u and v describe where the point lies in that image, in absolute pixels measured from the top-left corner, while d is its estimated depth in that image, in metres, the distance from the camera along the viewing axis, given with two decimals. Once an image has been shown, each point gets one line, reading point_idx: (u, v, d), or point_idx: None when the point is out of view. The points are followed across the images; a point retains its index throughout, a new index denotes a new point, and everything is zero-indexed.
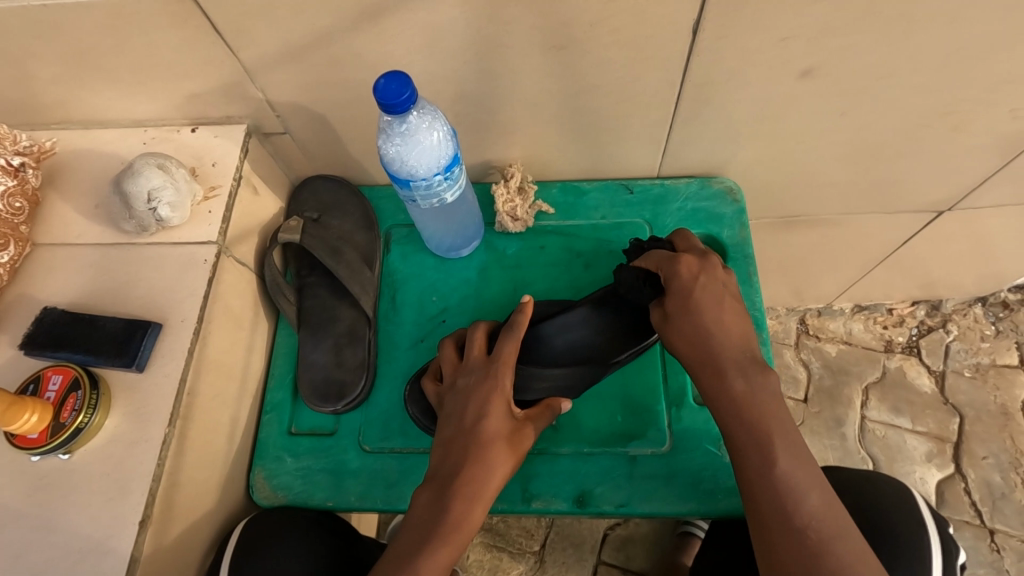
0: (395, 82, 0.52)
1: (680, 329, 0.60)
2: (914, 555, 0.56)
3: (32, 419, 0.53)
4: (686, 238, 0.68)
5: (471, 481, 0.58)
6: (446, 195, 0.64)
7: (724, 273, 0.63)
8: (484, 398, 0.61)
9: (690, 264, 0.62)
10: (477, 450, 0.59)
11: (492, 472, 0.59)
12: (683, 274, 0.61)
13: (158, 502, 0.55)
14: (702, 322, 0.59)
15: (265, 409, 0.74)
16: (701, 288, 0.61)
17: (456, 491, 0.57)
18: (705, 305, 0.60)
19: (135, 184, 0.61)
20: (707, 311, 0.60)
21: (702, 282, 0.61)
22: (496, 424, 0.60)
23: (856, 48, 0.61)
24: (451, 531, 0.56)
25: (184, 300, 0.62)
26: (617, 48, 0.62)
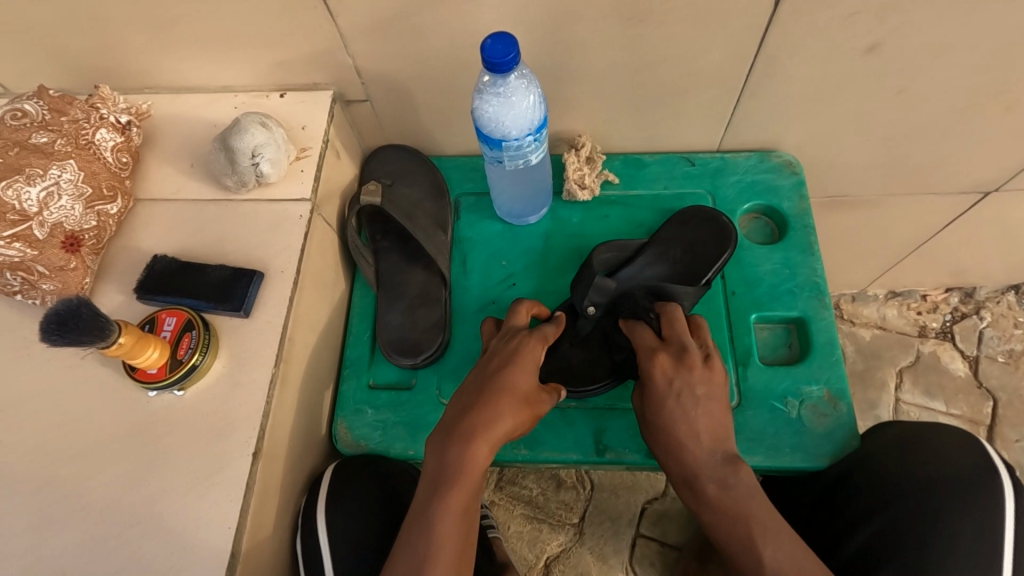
0: (501, 43, 0.55)
1: (657, 434, 0.63)
2: (983, 504, 0.60)
3: (153, 354, 0.57)
4: (673, 321, 0.67)
5: (480, 425, 0.58)
6: (531, 156, 0.67)
7: (705, 371, 0.63)
8: (510, 352, 0.63)
9: (664, 366, 0.64)
10: (490, 396, 0.59)
11: (503, 418, 0.59)
12: (659, 379, 0.63)
13: (266, 437, 0.59)
14: (673, 432, 0.62)
15: (344, 364, 0.77)
16: (674, 397, 0.62)
17: (460, 433, 0.58)
18: (677, 417, 0.62)
19: (240, 140, 0.65)
20: (677, 424, 0.62)
21: (680, 389, 0.63)
22: (517, 375, 0.61)
23: (928, 24, 0.64)
24: (460, 471, 0.57)
25: (283, 253, 0.65)
26: (696, 21, 0.65)
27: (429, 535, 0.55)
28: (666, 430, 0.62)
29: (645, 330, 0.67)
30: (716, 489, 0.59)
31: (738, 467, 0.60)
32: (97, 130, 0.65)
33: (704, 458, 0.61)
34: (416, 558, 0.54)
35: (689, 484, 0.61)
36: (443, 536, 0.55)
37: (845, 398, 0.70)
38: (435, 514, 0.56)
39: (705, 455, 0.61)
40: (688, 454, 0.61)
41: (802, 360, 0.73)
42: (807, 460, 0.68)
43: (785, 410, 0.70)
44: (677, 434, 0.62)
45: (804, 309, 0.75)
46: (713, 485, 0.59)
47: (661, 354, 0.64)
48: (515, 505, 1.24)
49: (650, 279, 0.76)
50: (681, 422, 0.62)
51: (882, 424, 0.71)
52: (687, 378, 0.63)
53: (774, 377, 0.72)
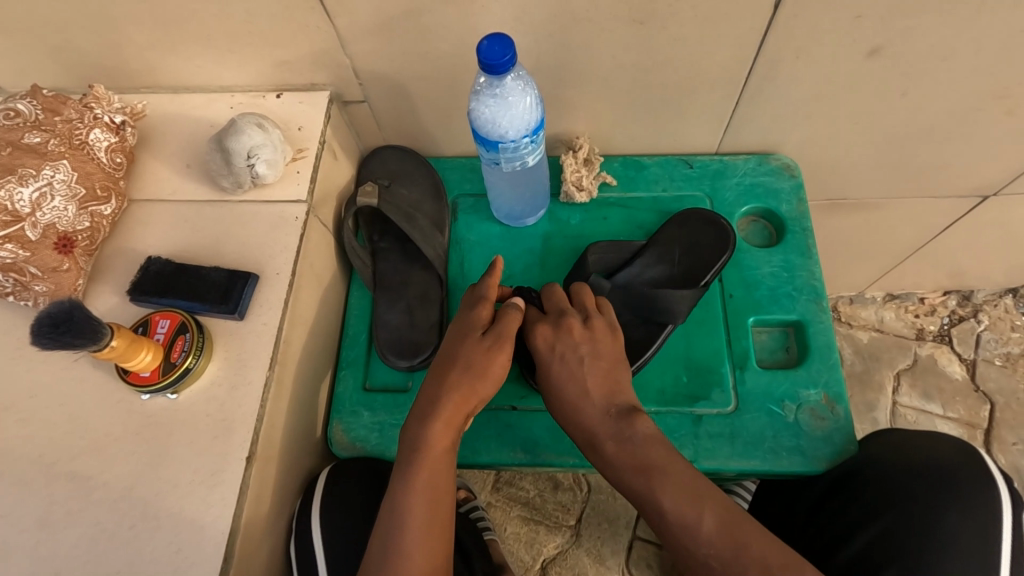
0: (499, 45, 0.55)
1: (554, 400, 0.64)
2: (980, 508, 0.60)
3: (146, 358, 0.56)
4: (550, 295, 0.69)
5: (433, 403, 0.59)
6: (528, 158, 0.67)
7: (583, 331, 0.65)
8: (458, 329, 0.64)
9: (545, 333, 0.65)
10: (437, 377, 0.61)
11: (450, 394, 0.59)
12: (539, 346, 0.65)
13: (260, 441, 0.58)
14: (565, 394, 0.63)
15: (340, 366, 0.76)
16: (558, 359, 0.64)
17: (420, 415, 0.59)
18: (559, 374, 0.63)
19: (236, 141, 0.64)
20: (563, 387, 0.63)
21: (560, 351, 0.64)
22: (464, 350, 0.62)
23: (930, 26, 0.63)
24: (421, 451, 0.57)
25: (279, 254, 0.65)
26: (698, 21, 0.64)
27: (395, 515, 0.55)
28: (561, 397, 0.63)
29: (528, 308, 0.69)
30: (613, 446, 0.59)
31: (633, 419, 0.60)
32: (91, 130, 0.65)
33: (595, 415, 0.61)
34: (386, 542, 0.55)
35: (590, 443, 0.61)
36: (409, 514, 0.55)
37: (843, 402, 0.70)
38: (401, 492, 0.56)
39: (598, 417, 0.61)
40: (582, 415, 0.61)
41: (800, 364, 0.73)
42: (805, 463, 0.67)
43: (783, 413, 0.70)
44: (569, 392, 0.63)
45: (803, 312, 0.75)
46: (610, 442, 0.59)
47: (541, 324, 0.66)
48: (513, 506, 1.24)
49: (648, 281, 0.76)
50: (565, 382, 0.63)
51: (876, 431, 0.71)
52: (564, 342, 0.64)
53: (772, 380, 0.72)
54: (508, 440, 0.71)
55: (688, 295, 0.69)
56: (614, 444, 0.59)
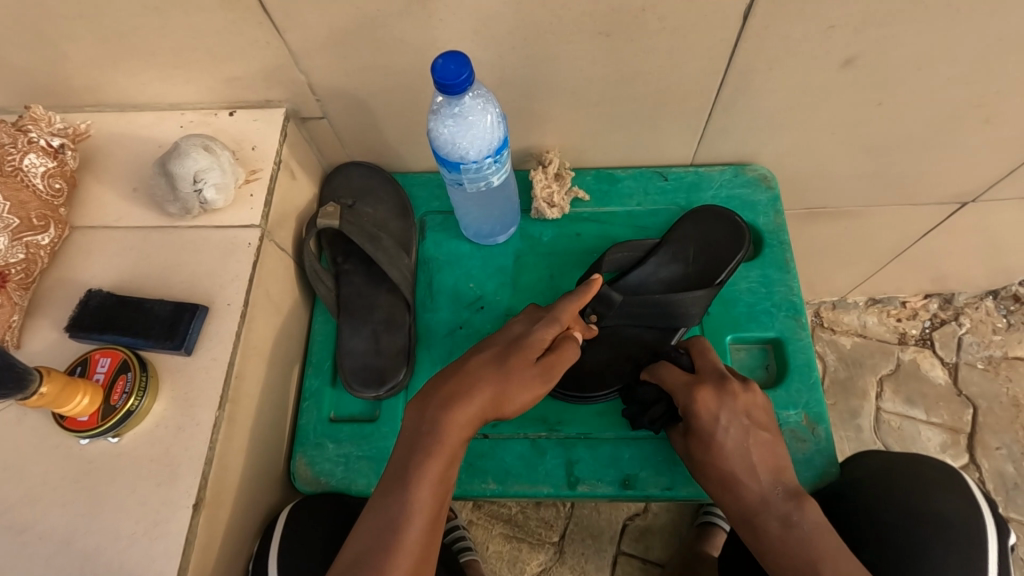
0: (453, 62, 0.52)
1: (707, 473, 0.62)
2: (961, 542, 0.57)
3: (84, 401, 0.53)
4: (703, 352, 0.66)
5: (461, 391, 0.57)
6: (493, 178, 0.64)
7: (747, 395, 0.63)
8: (511, 338, 0.61)
9: (708, 401, 0.62)
10: (458, 379, 0.58)
11: (472, 400, 0.56)
12: (704, 416, 0.62)
13: (209, 486, 0.55)
14: (729, 466, 0.61)
15: (303, 396, 0.73)
16: (732, 444, 0.61)
17: (439, 403, 0.56)
18: (728, 449, 0.61)
19: (181, 165, 0.61)
20: (734, 454, 0.61)
21: (725, 423, 0.61)
22: (515, 361, 0.58)
23: (903, 36, 0.61)
24: (436, 440, 0.55)
25: (229, 283, 0.61)
26: (666, 34, 0.62)
27: (404, 505, 0.53)
28: (720, 467, 0.61)
29: (672, 368, 0.66)
30: (778, 528, 0.57)
31: (801, 503, 0.58)
32: (25, 155, 0.61)
33: (760, 489, 0.59)
34: (380, 534, 0.53)
35: (750, 518, 0.59)
36: (416, 505, 0.53)
37: (823, 422, 0.68)
38: (411, 482, 0.54)
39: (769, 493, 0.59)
40: (742, 488, 0.60)
41: (779, 384, 0.71)
42: None
43: None
44: (733, 468, 0.61)
45: (781, 329, 0.73)
46: (775, 524, 0.57)
47: (700, 390, 0.62)
48: (494, 524, 1.20)
49: (662, 280, 0.75)
50: (728, 455, 0.61)
51: (863, 453, 0.70)
52: (728, 407, 0.62)
53: None
54: (478, 471, 0.68)
55: (705, 296, 0.68)
56: (779, 526, 0.57)
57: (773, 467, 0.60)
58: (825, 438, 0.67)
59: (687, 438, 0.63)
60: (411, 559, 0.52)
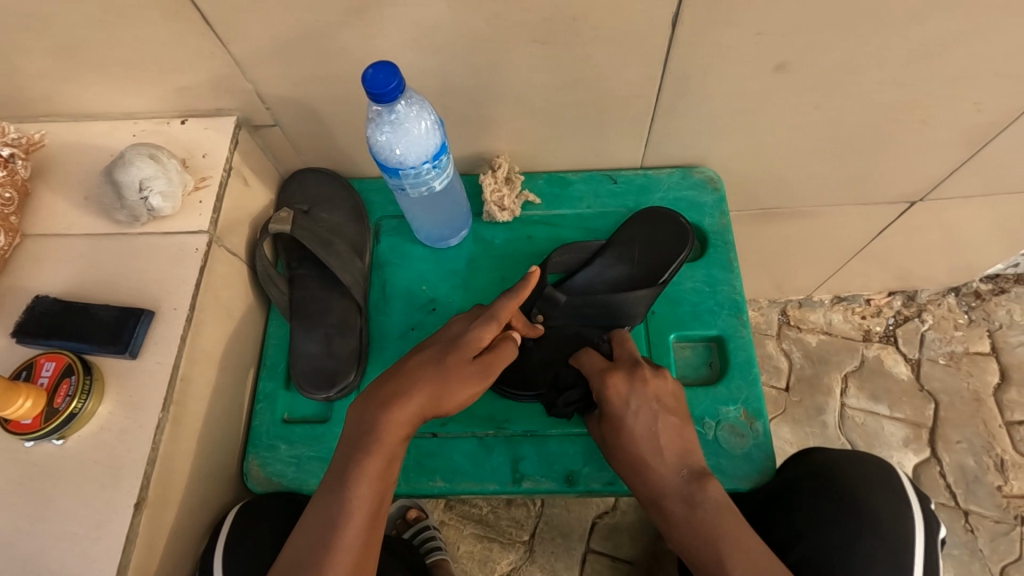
0: (383, 73, 0.54)
1: (617, 456, 0.64)
2: (892, 537, 0.60)
3: (26, 405, 0.54)
4: (623, 342, 0.68)
5: (400, 391, 0.59)
6: (435, 183, 0.66)
7: (659, 379, 0.65)
8: (451, 337, 0.63)
9: (619, 387, 0.64)
10: (397, 379, 0.60)
11: (409, 399, 0.58)
12: (614, 400, 0.64)
13: (152, 486, 0.56)
14: (635, 450, 0.63)
15: (257, 398, 0.74)
16: (630, 427, 0.63)
17: (379, 402, 0.58)
18: (638, 432, 0.63)
19: (127, 174, 0.63)
20: (642, 438, 0.63)
21: (634, 405, 0.63)
22: (452, 359, 0.61)
23: (826, 42, 0.63)
24: (375, 440, 0.57)
25: (176, 288, 0.63)
26: (600, 41, 0.64)
27: (343, 503, 0.55)
28: (629, 449, 0.63)
29: (594, 356, 0.68)
30: (682, 508, 0.60)
31: (704, 484, 0.60)
32: None
33: (667, 475, 0.62)
34: (320, 531, 0.54)
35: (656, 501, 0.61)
36: (355, 503, 0.55)
37: (762, 418, 0.70)
38: (351, 480, 0.55)
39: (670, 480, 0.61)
40: (652, 472, 0.62)
41: (720, 381, 0.73)
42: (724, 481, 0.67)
43: (702, 432, 0.70)
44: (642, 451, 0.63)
45: (723, 327, 0.75)
46: (680, 505, 0.60)
47: (612, 374, 0.65)
48: (466, 524, 1.21)
49: (608, 281, 0.77)
50: (636, 439, 0.63)
51: (806, 449, 0.71)
52: (638, 394, 0.64)
53: (693, 399, 0.71)
54: (427, 469, 0.70)
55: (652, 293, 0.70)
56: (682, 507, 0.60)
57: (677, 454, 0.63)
58: (764, 433, 0.69)
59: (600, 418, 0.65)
60: (350, 555, 0.54)
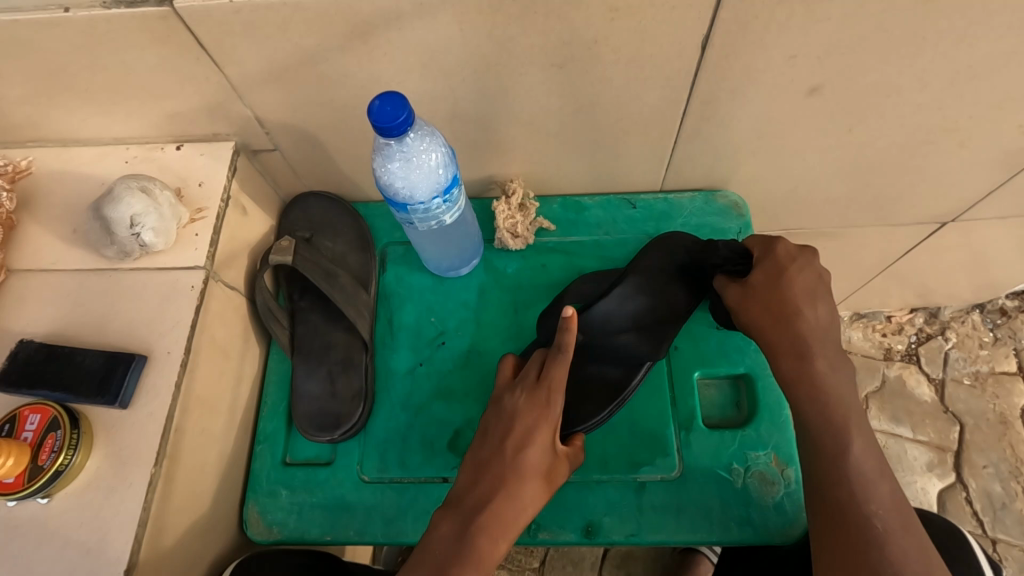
0: (390, 105, 0.50)
1: (763, 301, 0.61)
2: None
3: (7, 463, 0.50)
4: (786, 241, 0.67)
5: (507, 511, 0.56)
6: (444, 218, 0.62)
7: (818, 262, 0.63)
8: (531, 425, 0.59)
9: (790, 248, 0.62)
10: (512, 485, 0.57)
11: (522, 510, 0.57)
12: (779, 253, 0.62)
13: (144, 549, 0.52)
14: (787, 296, 0.60)
15: (258, 438, 0.71)
16: (795, 275, 0.60)
17: (488, 525, 0.54)
18: (797, 284, 0.60)
19: (116, 209, 0.59)
20: (800, 291, 0.60)
21: (800, 264, 0.61)
22: (537, 456, 0.58)
23: (867, 66, 0.59)
24: (474, 566, 0.53)
25: (169, 331, 0.59)
26: (621, 64, 0.59)
27: None
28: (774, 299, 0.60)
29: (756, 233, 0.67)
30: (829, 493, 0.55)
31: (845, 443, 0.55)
32: None
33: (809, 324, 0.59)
34: None
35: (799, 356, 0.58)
36: None
37: (794, 464, 0.66)
38: None
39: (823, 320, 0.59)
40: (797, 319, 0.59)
41: (749, 423, 0.68)
42: (753, 534, 0.64)
43: (730, 479, 0.66)
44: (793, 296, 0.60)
45: (753, 364, 0.70)
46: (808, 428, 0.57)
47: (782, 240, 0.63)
48: None
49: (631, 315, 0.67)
50: (792, 289, 0.60)
51: None
52: (806, 261, 0.61)
53: (720, 443, 0.67)
54: None
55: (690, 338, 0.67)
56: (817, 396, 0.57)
57: (809, 289, 0.60)
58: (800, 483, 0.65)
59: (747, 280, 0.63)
60: None
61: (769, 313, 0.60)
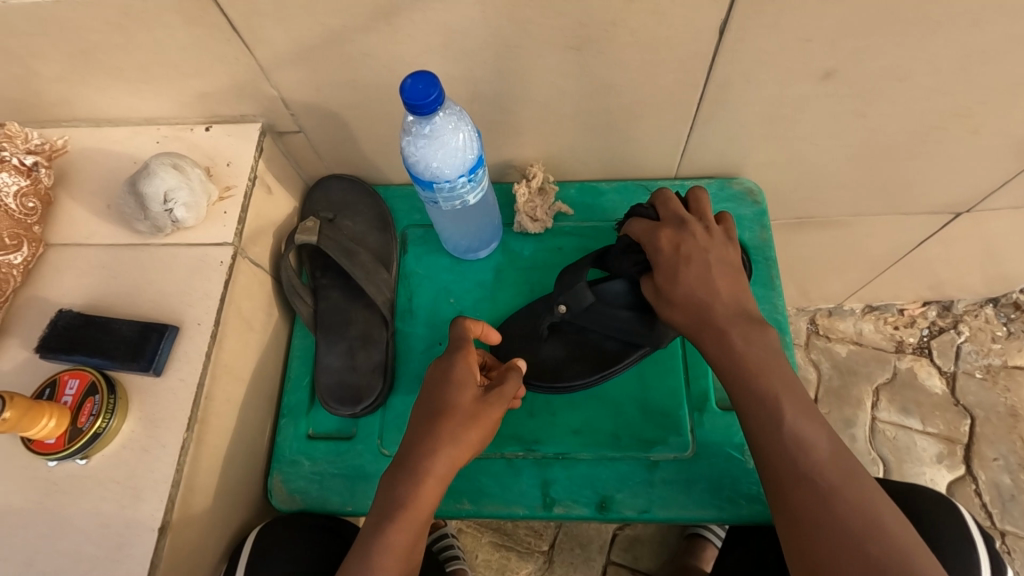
0: (421, 83, 0.52)
1: (687, 307, 0.58)
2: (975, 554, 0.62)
3: (49, 424, 0.53)
4: (700, 199, 0.64)
5: (429, 447, 0.55)
6: (468, 197, 0.64)
7: (707, 235, 0.60)
8: (440, 372, 0.59)
9: (669, 236, 0.60)
10: (429, 425, 0.56)
11: (449, 446, 0.55)
12: (664, 248, 0.60)
13: (176, 508, 0.55)
14: (694, 296, 0.57)
15: (281, 412, 0.73)
16: (686, 258, 0.59)
17: (410, 466, 0.55)
18: (689, 279, 0.58)
19: (150, 184, 0.61)
20: (699, 287, 0.58)
21: (685, 250, 0.59)
22: (456, 396, 0.58)
23: (883, 50, 0.60)
24: (406, 504, 0.53)
25: (199, 303, 0.61)
26: (637, 47, 0.60)
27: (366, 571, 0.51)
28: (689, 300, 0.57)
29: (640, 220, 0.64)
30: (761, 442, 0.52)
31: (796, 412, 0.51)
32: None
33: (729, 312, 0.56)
34: None
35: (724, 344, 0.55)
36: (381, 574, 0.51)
37: None
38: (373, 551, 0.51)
39: (731, 295, 0.57)
40: (720, 308, 0.57)
41: None
42: (764, 511, 0.65)
43: (741, 458, 0.67)
44: (695, 292, 0.57)
45: None
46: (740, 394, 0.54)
47: (663, 227, 0.61)
48: (483, 532, 1.19)
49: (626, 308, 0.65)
50: (694, 287, 0.57)
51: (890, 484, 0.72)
52: (690, 240, 0.60)
53: (732, 423, 0.69)
54: (455, 491, 0.69)
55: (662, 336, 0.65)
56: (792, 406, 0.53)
57: (708, 265, 0.58)
58: None
59: (653, 279, 0.60)
60: None
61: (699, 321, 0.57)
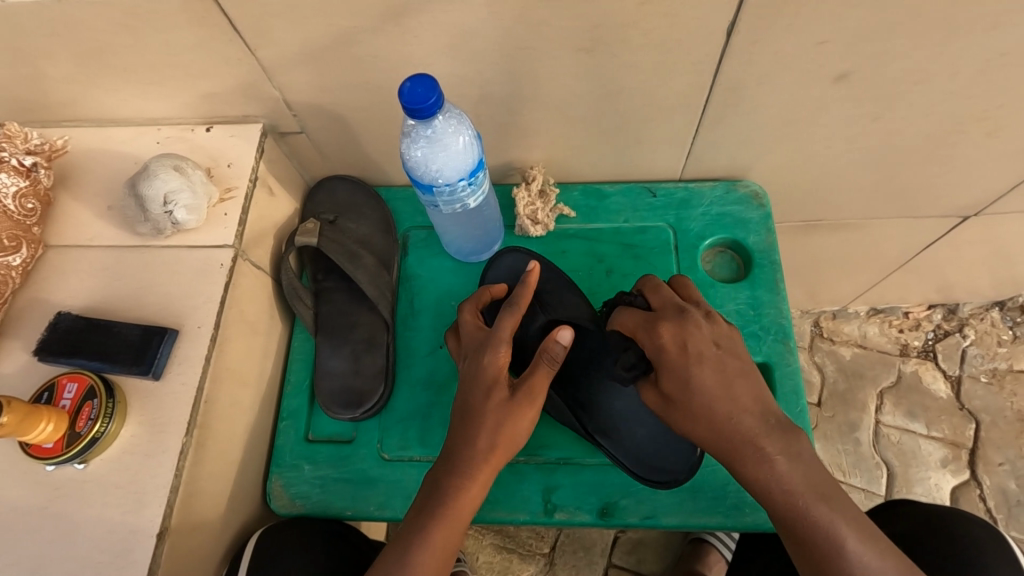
0: (422, 86, 0.51)
1: (697, 419, 0.52)
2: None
3: (48, 428, 0.53)
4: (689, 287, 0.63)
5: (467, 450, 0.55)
6: (469, 200, 0.63)
7: (709, 327, 0.55)
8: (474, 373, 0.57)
9: (669, 340, 0.54)
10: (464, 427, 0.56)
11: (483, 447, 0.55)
12: (670, 352, 0.53)
13: (175, 514, 0.54)
14: (710, 413, 0.52)
15: (281, 415, 0.73)
16: (696, 361, 0.53)
17: (451, 470, 0.55)
18: (705, 388, 0.52)
19: (151, 186, 0.60)
20: (717, 399, 0.52)
21: (693, 353, 0.53)
22: (489, 399, 0.56)
23: (896, 52, 0.59)
24: (444, 508, 0.54)
25: (200, 306, 0.61)
26: (647, 49, 0.59)
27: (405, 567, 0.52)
28: (701, 417, 0.52)
29: (630, 311, 0.58)
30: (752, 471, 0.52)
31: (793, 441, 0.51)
32: None
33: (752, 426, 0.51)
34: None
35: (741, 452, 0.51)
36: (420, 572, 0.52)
37: None
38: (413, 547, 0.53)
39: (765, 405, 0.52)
40: (736, 421, 0.51)
41: None
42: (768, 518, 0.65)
43: None
44: (707, 401, 0.52)
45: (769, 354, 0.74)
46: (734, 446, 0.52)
47: (663, 322, 0.55)
48: (485, 533, 1.18)
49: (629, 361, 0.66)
50: (710, 401, 0.52)
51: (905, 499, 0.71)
52: (694, 338, 0.54)
53: None
54: None
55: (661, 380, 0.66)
56: (766, 466, 0.50)
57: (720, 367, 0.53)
58: None
59: (659, 388, 0.55)
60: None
61: (722, 445, 0.52)
